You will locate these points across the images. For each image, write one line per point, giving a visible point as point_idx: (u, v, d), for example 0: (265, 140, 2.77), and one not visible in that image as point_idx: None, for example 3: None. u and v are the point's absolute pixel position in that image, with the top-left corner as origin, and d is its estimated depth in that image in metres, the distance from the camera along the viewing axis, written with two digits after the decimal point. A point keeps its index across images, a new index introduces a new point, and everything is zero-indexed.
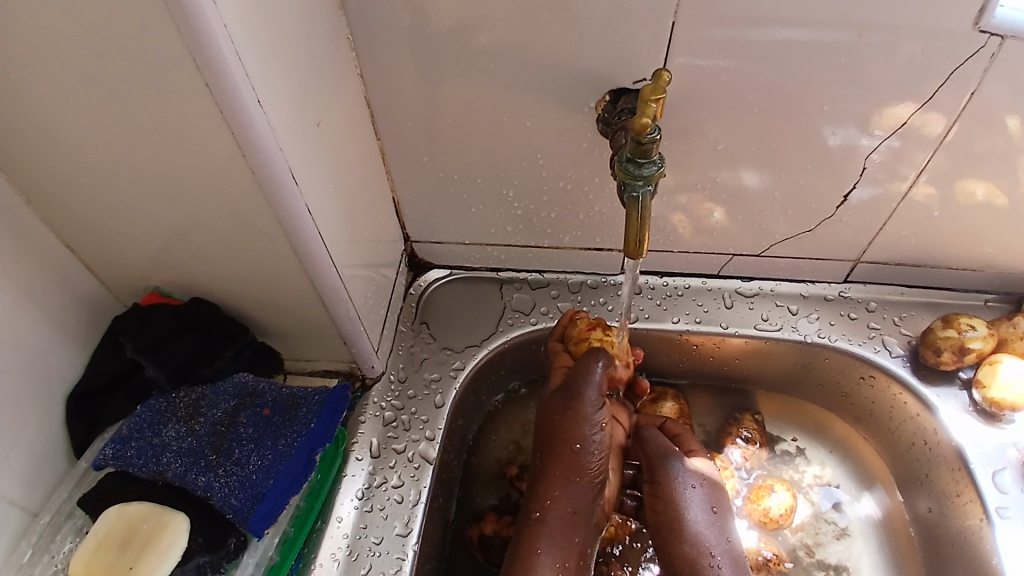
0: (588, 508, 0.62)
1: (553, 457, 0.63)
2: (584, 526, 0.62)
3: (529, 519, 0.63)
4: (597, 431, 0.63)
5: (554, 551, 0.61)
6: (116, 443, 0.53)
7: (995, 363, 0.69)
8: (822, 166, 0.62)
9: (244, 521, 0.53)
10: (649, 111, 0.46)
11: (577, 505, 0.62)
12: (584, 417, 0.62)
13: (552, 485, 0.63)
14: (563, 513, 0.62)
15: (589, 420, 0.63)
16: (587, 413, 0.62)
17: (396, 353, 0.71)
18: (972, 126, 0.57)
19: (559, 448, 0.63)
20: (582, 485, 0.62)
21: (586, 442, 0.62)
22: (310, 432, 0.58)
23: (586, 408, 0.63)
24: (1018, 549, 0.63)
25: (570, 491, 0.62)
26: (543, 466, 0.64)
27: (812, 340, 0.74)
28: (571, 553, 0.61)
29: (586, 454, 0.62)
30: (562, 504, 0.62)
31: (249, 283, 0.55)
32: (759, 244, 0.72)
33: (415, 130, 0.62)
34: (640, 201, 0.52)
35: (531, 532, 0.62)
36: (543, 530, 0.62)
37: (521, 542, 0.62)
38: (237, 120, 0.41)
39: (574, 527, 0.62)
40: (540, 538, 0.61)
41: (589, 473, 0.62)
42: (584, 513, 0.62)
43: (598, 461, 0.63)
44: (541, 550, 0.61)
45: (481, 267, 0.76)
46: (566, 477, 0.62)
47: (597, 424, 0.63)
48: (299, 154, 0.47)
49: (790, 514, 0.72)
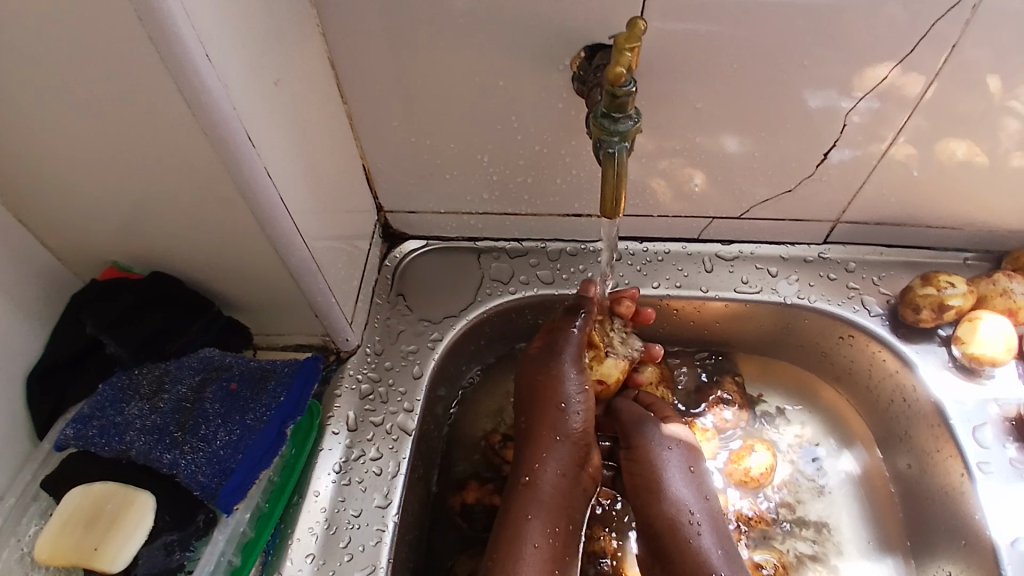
0: (574, 471, 0.62)
1: (538, 419, 0.63)
2: (572, 490, 0.62)
3: (518, 484, 0.62)
4: (579, 391, 0.63)
5: (543, 515, 0.60)
6: (78, 423, 0.52)
7: (975, 320, 0.68)
8: (802, 126, 0.61)
9: (213, 497, 0.51)
10: (624, 60, 0.45)
11: (565, 467, 0.62)
12: (566, 375, 0.63)
13: (539, 449, 0.62)
14: (553, 475, 0.61)
15: (571, 379, 0.63)
16: (569, 371, 0.63)
17: (372, 325, 0.70)
18: (951, 85, 0.56)
19: (544, 409, 0.63)
20: (568, 444, 0.63)
21: (569, 402, 0.63)
22: (280, 406, 0.56)
23: (568, 367, 0.64)
24: (998, 502, 0.63)
25: (558, 454, 0.62)
26: (529, 431, 0.64)
27: (792, 302, 0.73)
28: (560, 517, 0.61)
29: (571, 414, 0.63)
30: (551, 467, 0.62)
31: (213, 254, 0.53)
32: (739, 206, 0.70)
33: (383, 92, 0.59)
34: (616, 157, 0.50)
35: (520, 497, 0.61)
36: (534, 494, 0.61)
37: (510, 508, 0.61)
38: (184, 77, 0.38)
39: (564, 491, 0.62)
40: (529, 503, 0.60)
41: (573, 434, 0.63)
42: (571, 477, 0.62)
43: (582, 422, 0.63)
44: (530, 515, 0.60)
45: (457, 236, 0.74)
46: (552, 440, 0.62)
47: (579, 383, 0.64)
48: (256, 115, 0.44)
49: (770, 472, 0.72)
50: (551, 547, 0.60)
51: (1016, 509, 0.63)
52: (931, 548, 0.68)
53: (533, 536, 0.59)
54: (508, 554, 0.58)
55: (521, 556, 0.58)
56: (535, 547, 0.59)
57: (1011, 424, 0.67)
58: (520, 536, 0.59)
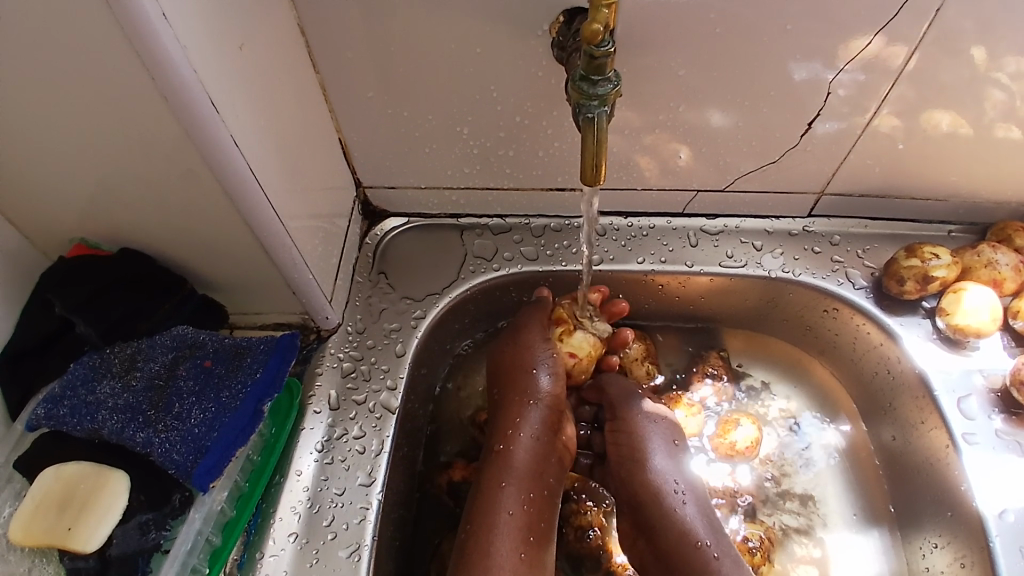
0: (549, 437, 0.63)
1: (510, 386, 0.64)
2: (548, 458, 0.62)
3: (493, 453, 0.62)
4: (548, 357, 0.65)
5: (518, 482, 0.60)
6: (48, 403, 0.50)
7: (960, 291, 0.68)
8: (785, 98, 0.60)
9: (187, 477, 0.50)
10: (600, 17, 0.44)
11: (539, 432, 0.62)
12: (534, 344, 0.65)
13: (512, 416, 0.63)
14: (527, 440, 0.62)
15: (540, 347, 0.65)
16: (537, 341, 0.65)
17: (353, 304, 0.69)
18: (935, 54, 0.55)
19: (515, 376, 0.64)
20: (542, 410, 0.63)
21: (539, 367, 0.64)
22: (256, 383, 0.55)
23: (536, 337, 0.65)
24: (984, 472, 0.63)
25: (531, 420, 0.63)
26: (501, 398, 0.65)
27: (776, 276, 0.73)
28: (536, 484, 0.61)
29: (541, 378, 0.64)
30: (524, 433, 0.62)
31: (185, 229, 0.52)
32: (723, 179, 0.70)
33: (357, 62, 0.58)
34: (596, 123, 0.49)
35: (495, 464, 0.61)
36: (507, 460, 0.61)
37: (485, 476, 0.61)
38: (140, 37, 0.37)
39: (540, 459, 0.61)
40: (504, 471, 0.60)
41: (545, 400, 0.64)
42: (546, 442, 0.62)
43: (553, 387, 0.64)
44: (505, 482, 0.60)
45: (440, 213, 0.73)
46: (523, 406, 0.63)
47: (549, 352, 0.65)
48: (219, 82, 0.43)
49: (755, 446, 0.72)
50: (526, 514, 0.59)
51: (1001, 480, 0.63)
52: (916, 518, 0.69)
53: (509, 503, 0.59)
54: (483, 522, 0.58)
55: (495, 522, 0.58)
56: (510, 514, 0.58)
57: (996, 395, 0.67)
58: (495, 502, 0.59)
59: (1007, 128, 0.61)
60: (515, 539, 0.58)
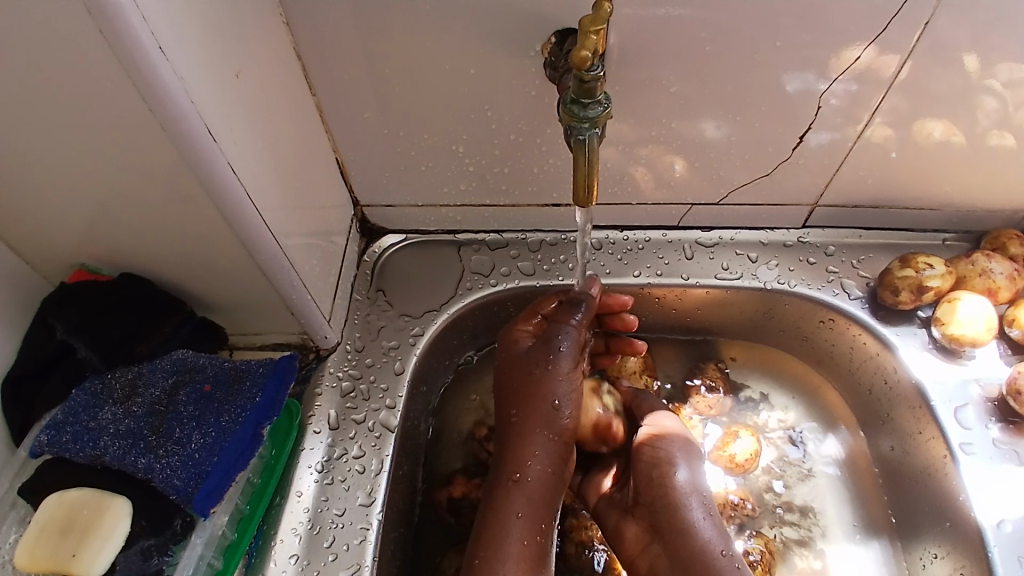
0: (561, 466, 0.63)
1: (529, 415, 0.62)
2: (556, 486, 0.62)
3: (508, 481, 0.61)
4: (571, 386, 0.63)
5: (530, 513, 0.60)
6: (50, 430, 0.51)
7: (955, 300, 0.69)
8: (778, 111, 0.61)
9: (188, 501, 0.51)
10: (589, 43, 0.44)
11: (554, 463, 0.62)
12: (560, 372, 0.62)
13: (528, 447, 0.62)
14: (542, 472, 0.61)
15: (564, 376, 0.63)
16: (563, 369, 0.63)
17: (352, 322, 0.69)
18: (926, 64, 0.56)
19: (536, 404, 0.62)
20: (557, 441, 0.62)
21: (562, 399, 0.62)
22: (255, 407, 0.55)
23: (562, 364, 0.63)
24: (982, 482, 0.63)
25: (547, 450, 0.62)
26: (520, 425, 0.62)
27: (772, 287, 0.73)
28: (546, 514, 0.61)
29: (563, 409, 0.62)
30: (540, 464, 0.62)
31: (183, 253, 0.52)
32: (718, 192, 0.70)
33: (353, 84, 0.58)
34: (587, 144, 0.50)
35: (511, 496, 0.60)
36: (523, 492, 0.61)
37: (497, 505, 0.60)
38: (138, 70, 0.38)
39: (551, 488, 0.62)
40: (519, 501, 0.60)
41: (564, 430, 0.63)
42: (558, 472, 0.62)
43: (571, 416, 0.63)
44: (519, 513, 0.60)
45: (437, 229, 0.74)
46: (543, 436, 0.62)
47: (572, 380, 0.63)
48: (217, 110, 0.44)
49: (755, 458, 0.73)
50: (535, 544, 0.60)
51: (999, 489, 0.63)
52: (915, 528, 0.69)
53: (519, 535, 0.59)
54: (493, 554, 0.58)
55: (505, 554, 0.58)
56: (522, 546, 0.59)
57: (993, 404, 0.67)
58: (506, 533, 0.59)
59: (1000, 136, 0.62)
60: (524, 570, 0.58)
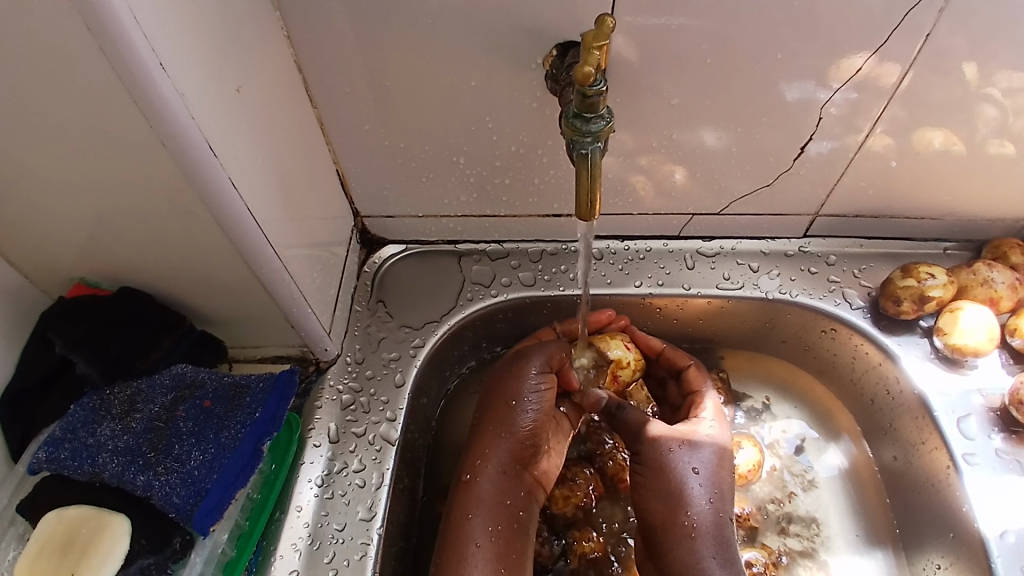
0: (516, 468, 0.63)
1: (490, 416, 0.65)
2: (514, 488, 0.62)
3: (460, 482, 0.63)
4: (535, 390, 0.65)
5: (485, 514, 0.61)
6: (49, 446, 0.51)
7: (957, 310, 0.68)
8: (779, 120, 0.61)
9: (188, 519, 0.50)
10: (592, 58, 0.44)
11: (505, 464, 0.63)
12: (524, 375, 0.65)
13: (482, 447, 0.64)
14: (493, 470, 0.62)
15: (528, 379, 0.65)
16: (528, 372, 0.65)
17: (352, 334, 0.69)
18: (926, 74, 0.56)
19: (497, 406, 0.65)
20: (511, 442, 0.63)
21: (522, 401, 0.65)
22: (255, 423, 0.55)
23: (528, 368, 0.66)
24: (986, 492, 0.63)
25: (498, 451, 0.63)
26: (477, 427, 0.65)
27: (774, 297, 0.73)
28: (503, 514, 0.61)
29: (522, 413, 0.64)
30: (491, 464, 0.63)
31: (183, 267, 0.52)
32: (718, 203, 0.70)
33: (354, 96, 0.58)
34: (590, 158, 0.50)
35: (461, 496, 0.62)
36: (473, 491, 0.62)
37: (452, 508, 0.62)
38: (138, 87, 0.38)
39: (504, 489, 0.62)
40: (471, 502, 0.61)
41: (520, 432, 0.64)
42: (511, 474, 0.63)
43: (530, 421, 0.64)
44: (473, 514, 0.61)
45: (438, 240, 0.74)
46: (498, 437, 0.63)
47: (537, 385, 0.65)
48: (218, 125, 0.44)
49: (757, 469, 0.72)
50: (496, 545, 0.60)
51: (1003, 500, 0.63)
52: (919, 539, 0.69)
53: (476, 535, 0.60)
54: (453, 554, 0.59)
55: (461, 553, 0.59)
56: (476, 546, 0.59)
57: (995, 414, 0.67)
58: (461, 534, 0.60)
59: (1000, 144, 0.62)
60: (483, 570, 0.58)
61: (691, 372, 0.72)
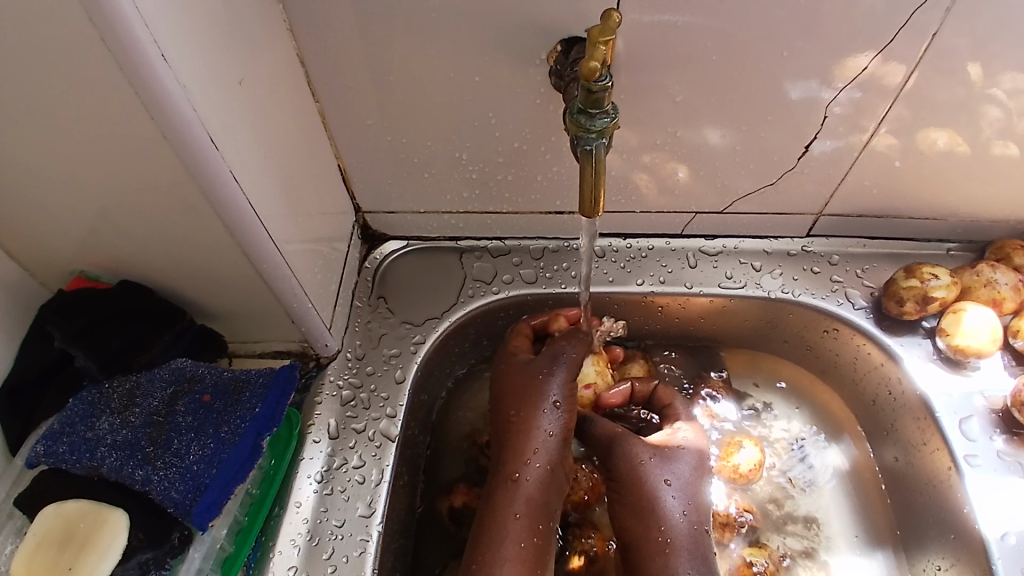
0: (559, 466, 0.63)
1: (527, 414, 0.64)
2: (553, 487, 0.63)
3: (507, 481, 0.62)
4: (570, 388, 0.65)
5: (529, 515, 0.61)
6: (47, 440, 0.50)
7: (960, 311, 0.68)
8: (783, 119, 0.60)
9: (187, 514, 0.50)
10: (598, 54, 0.44)
11: (552, 462, 0.63)
12: (555, 374, 0.65)
13: (526, 446, 0.63)
14: (539, 470, 0.62)
15: (562, 377, 0.65)
16: (558, 372, 0.65)
17: (352, 329, 0.69)
18: (931, 75, 0.55)
19: (534, 405, 0.64)
20: (553, 441, 0.63)
21: (559, 398, 0.64)
22: (255, 418, 0.55)
23: (558, 368, 0.65)
24: (987, 494, 0.63)
25: (545, 449, 0.63)
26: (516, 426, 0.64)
27: (776, 296, 0.73)
28: (542, 514, 0.61)
29: (559, 412, 0.64)
30: (538, 464, 0.62)
31: (182, 261, 0.51)
32: (722, 200, 0.70)
33: (356, 90, 0.58)
34: (594, 154, 0.49)
35: (505, 497, 0.61)
36: (521, 492, 0.61)
37: (495, 507, 0.61)
38: (140, 79, 0.37)
39: (547, 487, 0.62)
40: (516, 502, 0.61)
41: (561, 430, 0.64)
42: (556, 472, 0.63)
43: (568, 418, 0.65)
44: (517, 514, 0.60)
45: (439, 236, 0.73)
46: (541, 436, 0.63)
47: (569, 383, 0.65)
48: (219, 117, 0.43)
49: (758, 468, 0.72)
50: (535, 546, 0.60)
51: (1005, 502, 0.62)
52: (919, 540, 0.69)
53: (519, 535, 0.60)
54: (488, 554, 0.59)
55: (502, 554, 0.59)
56: (521, 547, 0.59)
57: (997, 415, 0.67)
58: (505, 535, 0.60)
59: (1004, 145, 0.61)
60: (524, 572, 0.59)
61: (660, 392, 0.71)
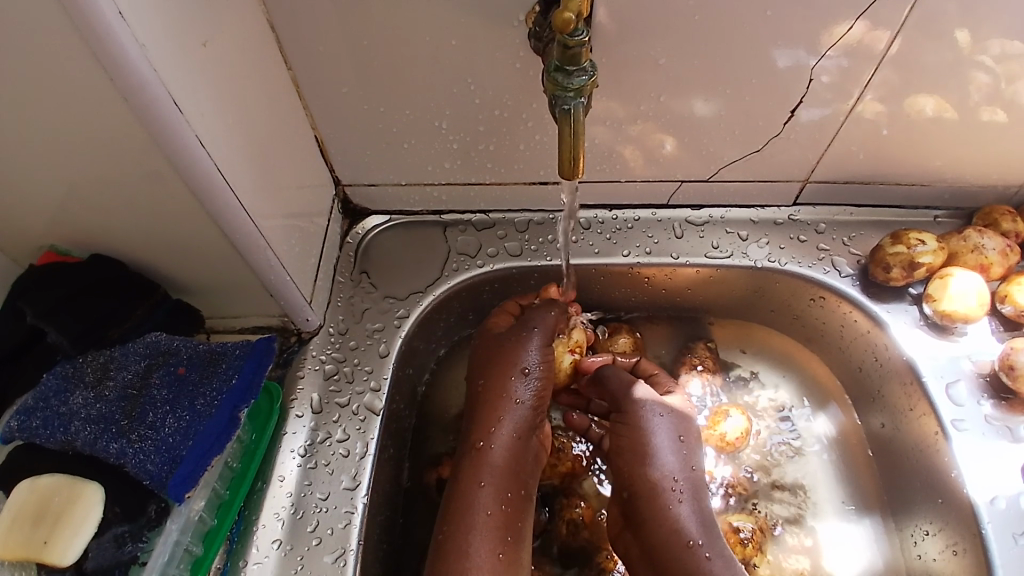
0: (529, 434, 0.63)
1: (499, 384, 0.64)
2: (525, 455, 0.62)
3: (472, 450, 0.62)
4: (540, 355, 0.65)
5: (496, 483, 0.60)
6: (21, 415, 0.50)
7: (947, 276, 0.67)
8: (768, 84, 0.59)
9: (162, 487, 0.50)
10: (572, 5, 0.42)
11: (520, 430, 0.63)
12: (526, 341, 0.65)
13: (495, 414, 0.63)
14: (506, 438, 0.62)
15: (532, 344, 0.65)
16: (528, 340, 0.65)
17: (335, 305, 0.68)
18: (918, 37, 0.54)
19: (502, 374, 0.64)
20: (521, 409, 0.63)
21: (530, 365, 0.64)
22: (231, 390, 0.54)
23: (529, 336, 0.65)
24: (974, 458, 0.63)
25: (512, 417, 0.63)
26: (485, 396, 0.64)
27: (763, 265, 0.72)
28: (513, 483, 0.61)
29: (528, 379, 0.64)
30: (504, 432, 0.62)
31: (154, 233, 0.50)
32: (707, 169, 0.69)
33: (330, 58, 0.56)
34: (572, 114, 0.48)
35: (472, 465, 0.61)
36: (486, 460, 0.61)
37: (461, 476, 0.61)
38: (95, 36, 0.36)
39: (517, 455, 0.62)
40: (482, 470, 0.61)
41: (530, 399, 0.64)
42: (525, 440, 0.62)
43: (538, 387, 0.64)
44: (483, 482, 0.60)
45: (422, 210, 0.72)
46: (508, 404, 0.63)
47: (540, 351, 0.65)
48: (182, 80, 0.42)
49: (745, 437, 0.71)
50: (504, 514, 0.60)
51: (992, 466, 0.62)
52: (908, 507, 0.69)
53: (486, 502, 0.59)
54: (460, 522, 0.59)
55: (477, 519, 0.59)
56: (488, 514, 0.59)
57: (985, 380, 0.66)
58: (471, 502, 0.59)
59: (992, 110, 0.60)
60: (491, 539, 0.58)
61: (644, 366, 0.71)
